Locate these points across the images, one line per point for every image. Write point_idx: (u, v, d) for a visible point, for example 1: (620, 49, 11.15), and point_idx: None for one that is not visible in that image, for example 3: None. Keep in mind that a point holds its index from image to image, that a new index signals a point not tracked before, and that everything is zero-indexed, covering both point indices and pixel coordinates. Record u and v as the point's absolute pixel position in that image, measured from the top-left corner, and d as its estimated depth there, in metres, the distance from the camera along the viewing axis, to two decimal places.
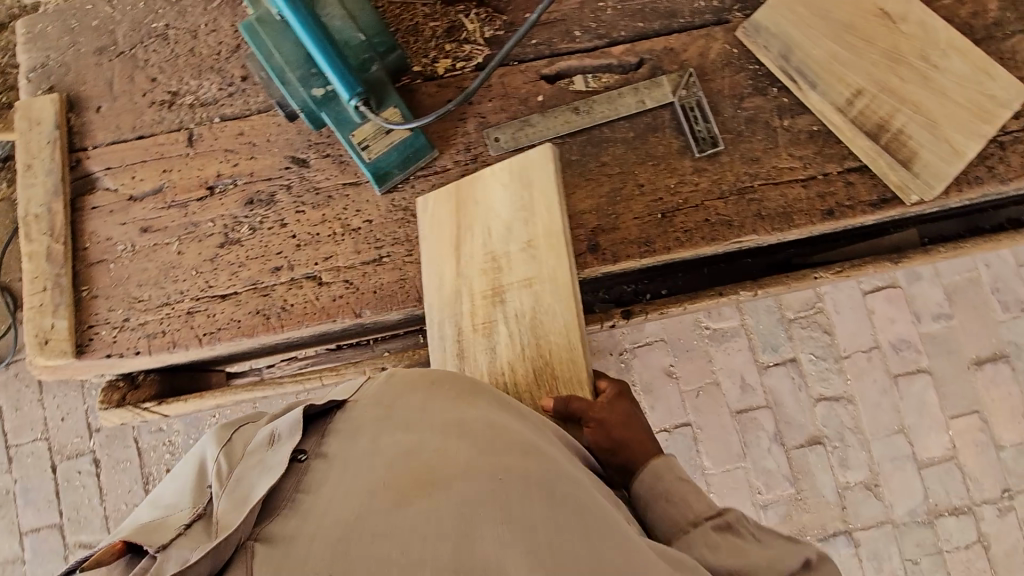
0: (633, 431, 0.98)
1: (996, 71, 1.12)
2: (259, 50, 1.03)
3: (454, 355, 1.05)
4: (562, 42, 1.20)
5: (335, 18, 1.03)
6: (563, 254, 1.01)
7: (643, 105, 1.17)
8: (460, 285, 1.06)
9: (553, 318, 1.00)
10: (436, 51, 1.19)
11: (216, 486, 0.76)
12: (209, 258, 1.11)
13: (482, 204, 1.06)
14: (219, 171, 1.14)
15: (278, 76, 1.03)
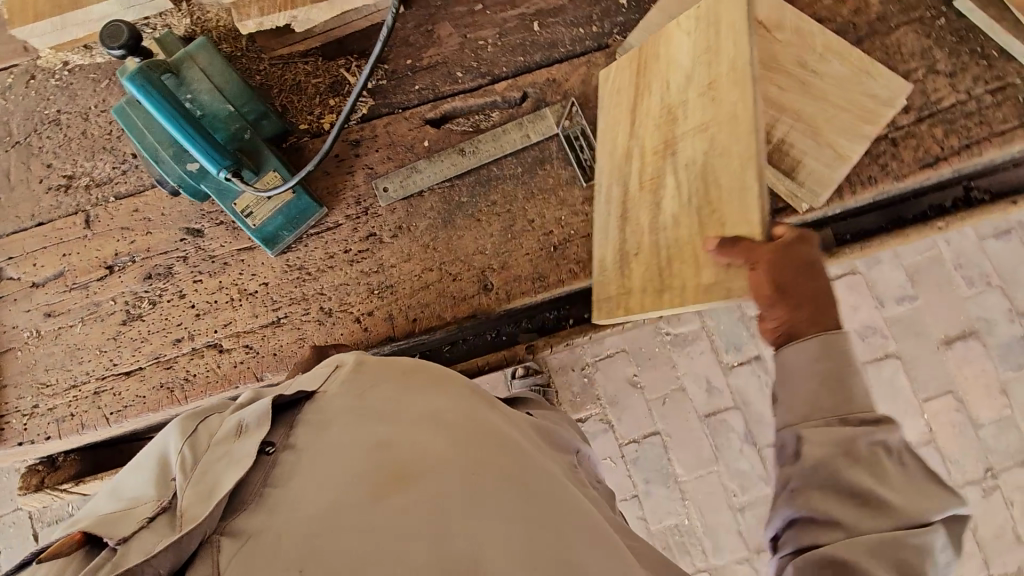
0: (808, 285, 0.85)
1: (875, 70, 1.10)
2: (131, 131, 1.04)
3: (618, 216, 1.07)
4: (445, 85, 1.20)
5: (201, 92, 1.04)
6: (744, 89, 0.85)
7: (529, 139, 1.17)
8: (632, 147, 1.06)
9: (725, 163, 0.88)
10: (321, 107, 1.20)
11: (179, 477, 0.69)
12: (112, 335, 1.13)
13: (664, 56, 1.01)
14: (116, 249, 1.16)
15: (152, 156, 1.05)
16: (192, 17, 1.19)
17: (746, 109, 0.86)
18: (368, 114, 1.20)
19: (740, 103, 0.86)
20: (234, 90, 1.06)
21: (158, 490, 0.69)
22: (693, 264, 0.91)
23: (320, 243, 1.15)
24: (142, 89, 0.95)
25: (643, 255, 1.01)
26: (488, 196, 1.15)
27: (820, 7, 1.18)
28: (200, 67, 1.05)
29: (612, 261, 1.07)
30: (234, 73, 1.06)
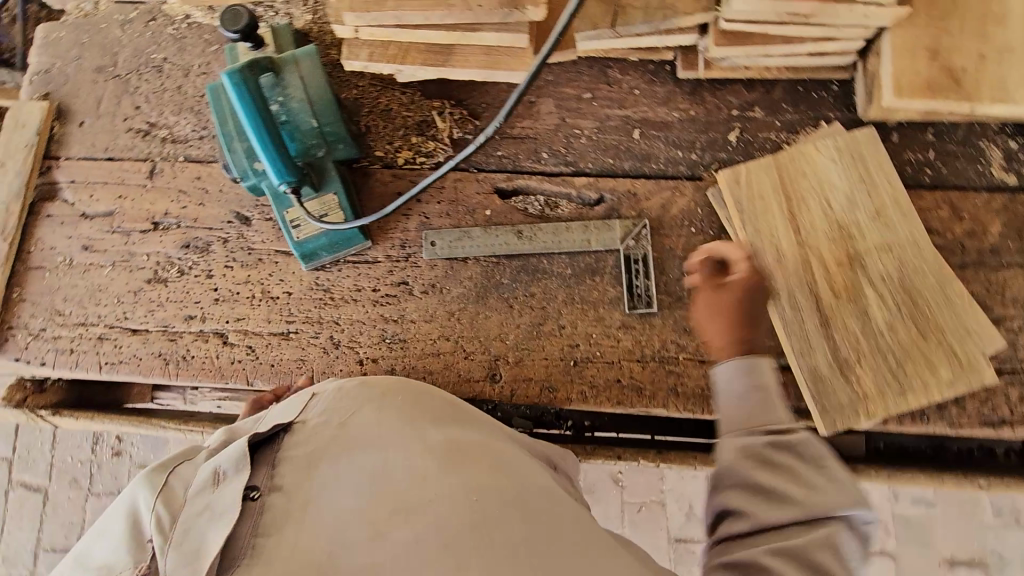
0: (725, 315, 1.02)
1: (979, 318, 0.97)
2: (216, 114, 1.06)
3: (818, 325, 0.98)
4: (527, 161, 1.18)
5: (293, 100, 1.05)
6: (915, 219, 1.01)
7: (587, 245, 1.13)
8: (806, 259, 1.01)
9: (925, 278, 0.99)
10: (401, 141, 1.19)
11: (158, 539, 0.68)
12: (134, 289, 1.15)
13: (812, 177, 1.04)
14: (167, 209, 1.18)
15: (226, 143, 1.05)
16: (314, 15, 1.21)
17: (921, 236, 1.00)
18: (442, 163, 1.19)
19: (920, 231, 1.00)
20: (321, 104, 1.05)
21: (139, 555, 0.70)
22: (930, 369, 0.95)
23: (353, 273, 1.14)
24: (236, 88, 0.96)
25: (866, 363, 0.96)
26: (527, 286, 1.12)
27: (932, 216, 1.09)
28: (299, 74, 1.06)
29: (826, 373, 0.96)
30: (328, 89, 1.06)
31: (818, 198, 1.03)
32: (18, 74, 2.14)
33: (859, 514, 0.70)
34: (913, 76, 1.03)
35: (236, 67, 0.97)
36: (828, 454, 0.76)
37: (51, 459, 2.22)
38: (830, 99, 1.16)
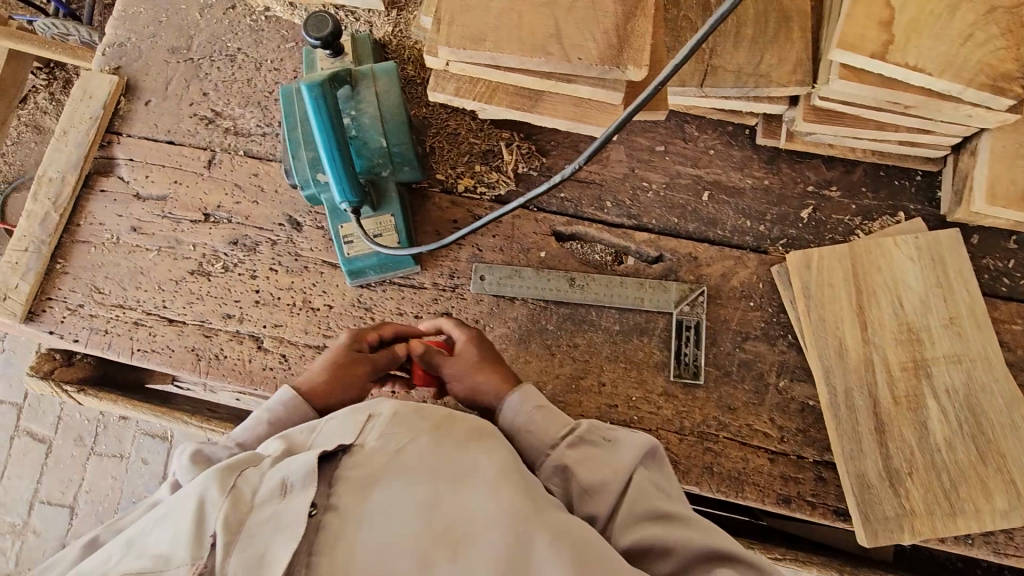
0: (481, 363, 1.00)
1: None
2: (286, 118, 1.04)
3: (873, 429, 0.94)
4: (589, 207, 1.15)
5: (366, 116, 1.02)
6: (990, 334, 0.97)
7: (639, 303, 1.09)
8: (870, 357, 0.97)
9: (993, 399, 0.94)
10: (464, 167, 1.17)
11: (221, 538, 0.62)
12: (177, 278, 1.14)
13: (888, 274, 1.00)
14: (221, 202, 1.17)
15: (292, 150, 1.03)
16: (395, 27, 1.19)
17: (995, 352, 0.96)
18: (503, 197, 1.16)
19: (993, 347, 0.96)
20: (395, 124, 1.03)
21: (191, 549, 0.61)
22: (986, 496, 0.90)
23: (397, 296, 1.12)
24: (314, 99, 0.93)
25: (918, 476, 0.92)
26: (572, 336, 1.09)
27: (1003, 328, 1.05)
28: (376, 91, 1.03)
29: (875, 481, 0.93)
30: (404, 110, 1.03)
31: (890, 296, 0.99)
32: (83, 28, 2.14)
33: (650, 455, 0.83)
34: (1009, 184, 0.98)
35: (317, 79, 0.93)
36: (613, 430, 0.86)
37: (60, 412, 2.23)
38: (911, 190, 1.12)
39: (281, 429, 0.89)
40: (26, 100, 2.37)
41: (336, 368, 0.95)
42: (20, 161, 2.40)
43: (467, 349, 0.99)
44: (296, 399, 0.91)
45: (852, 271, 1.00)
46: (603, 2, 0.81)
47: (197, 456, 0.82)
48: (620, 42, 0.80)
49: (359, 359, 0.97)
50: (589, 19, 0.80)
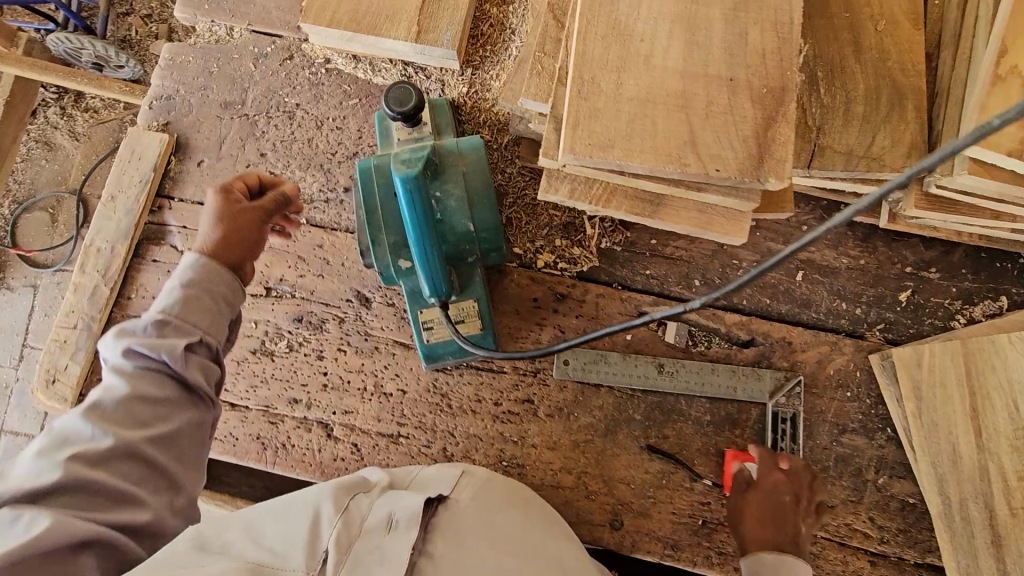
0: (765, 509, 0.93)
1: None
2: (364, 201, 0.96)
3: (987, 543, 0.91)
4: (676, 286, 1.09)
5: (453, 198, 0.94)
6: None
7: (733, 392, 1.03)
8: (985, 465, 0.92)
9: None
10: (543, 241, 1.10)
11: (333, 558, 0.61)
12: (238, 358, 1.07)
13: (1001, 372, 0.93)
14: (283, 275, 1.09)
15: (371, 235, 0.96)
16: (469, 88, 1.11)
17: None
18: (585, 273, 1.09)
19: None
20: (482, 206, 0.96)
21: (306, 560, 0.61)
22: None
23: (474, 381, 1.05)
24: (408, 190, 0.85)
25: None
26: (661, 427, 1.03)
27: None
28: (462, 170, 0.96)
29: None
30: (490, 191, 0.96)
31: (1007, 398, 0.92)
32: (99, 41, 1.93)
33: None
34: None
35: (413, 170, 0.86)
36: None
37: None
38: (1014, 273, 1.07)
39: (198, 290, 0.81)
40: (35, 115, 2.11)
41: (232, 222, 0.87)
42: (31, 179, 2.14)
43: (761, 493, 0.94)
44: (203, 257, 0.83)
45: (962, 371, 0.95)
46: (740, 105, 0.74)
47: (124, 330, 0.76)
48: (761, 152, 0.73)
49: (245, 206, 0.89)
50: (726, 124, 0.74)
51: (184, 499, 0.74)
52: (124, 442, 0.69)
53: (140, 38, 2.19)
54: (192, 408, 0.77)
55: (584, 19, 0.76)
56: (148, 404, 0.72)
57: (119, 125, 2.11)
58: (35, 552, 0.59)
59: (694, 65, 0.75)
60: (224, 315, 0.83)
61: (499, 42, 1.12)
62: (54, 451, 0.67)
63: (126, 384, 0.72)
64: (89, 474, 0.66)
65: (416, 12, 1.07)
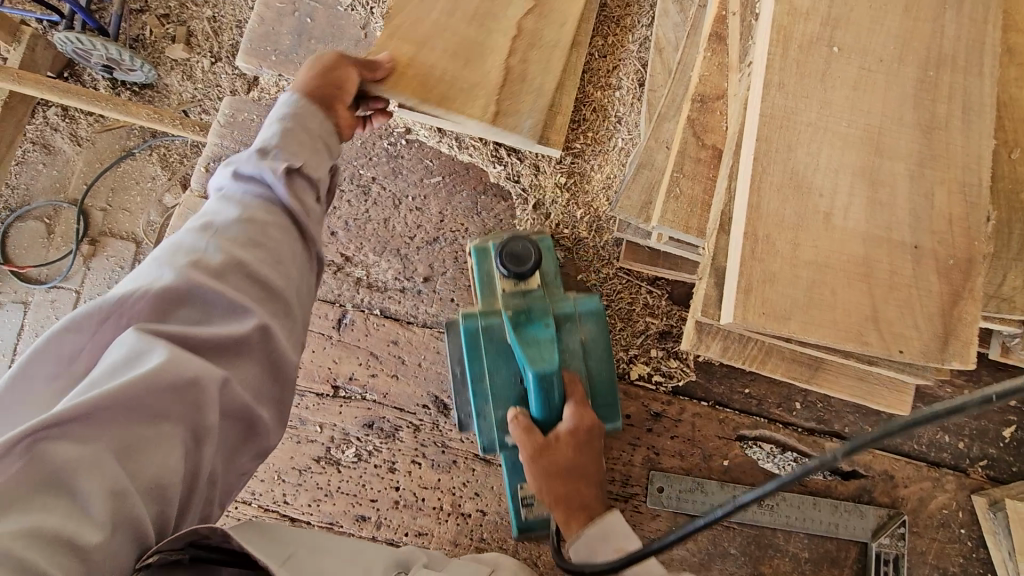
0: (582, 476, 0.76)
1: None
2: (470, 363, 0.81)
3: None
4: (776, 407, 1.04)
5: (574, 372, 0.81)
6: None
7: (834, 531, 1.00)
8: None
9: None
10: (639, 350, 1.02)
11: None
12: (300, 467, 0.97)
13: None
14: (353, 373, 0.99)
15: (475, 404, 0.82)
16: (568, 178, 1.03)
17: None
18: (680, 387, 1.04)
19: None
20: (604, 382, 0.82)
21: None
22: None
23: None
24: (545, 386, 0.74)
25: None
26: (757, 564, 1.01)
27: None
28: (582, 339, 0.81)
29: None
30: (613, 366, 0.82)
31: None
32: (108, 43, 1.40)
33: None
34: None
35: (553, 366, 0.74)
36: None
37: None
38: None
39: (293, 118, 0.70)
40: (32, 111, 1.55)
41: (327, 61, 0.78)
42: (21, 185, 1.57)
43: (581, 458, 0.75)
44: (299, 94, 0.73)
45: None
46: (926, 278, 0.67)
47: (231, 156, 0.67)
48: (947, 332, 0.67)
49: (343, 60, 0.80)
50: (911, 300, 0.67)
51: (296, 332, 0.64)
52: (245, 254, 0.60)
53: (154, 40, 1.57)
54: (303, 246, 0.67)
55: (759, 164, 0.67)
56: (265, 227, 0.63)
57: (126, 133, 1.56)
58: (157, 374, 0.49)
59: (878, 228, 0.67)
60: (323, 154, 0.72)
61: (602, 129, 1.03)
62: (172, 259, 0.58)
63: (239, 204, 0.64)
64: (214, 282, 0.57)
65: (496, 87, 0.91)
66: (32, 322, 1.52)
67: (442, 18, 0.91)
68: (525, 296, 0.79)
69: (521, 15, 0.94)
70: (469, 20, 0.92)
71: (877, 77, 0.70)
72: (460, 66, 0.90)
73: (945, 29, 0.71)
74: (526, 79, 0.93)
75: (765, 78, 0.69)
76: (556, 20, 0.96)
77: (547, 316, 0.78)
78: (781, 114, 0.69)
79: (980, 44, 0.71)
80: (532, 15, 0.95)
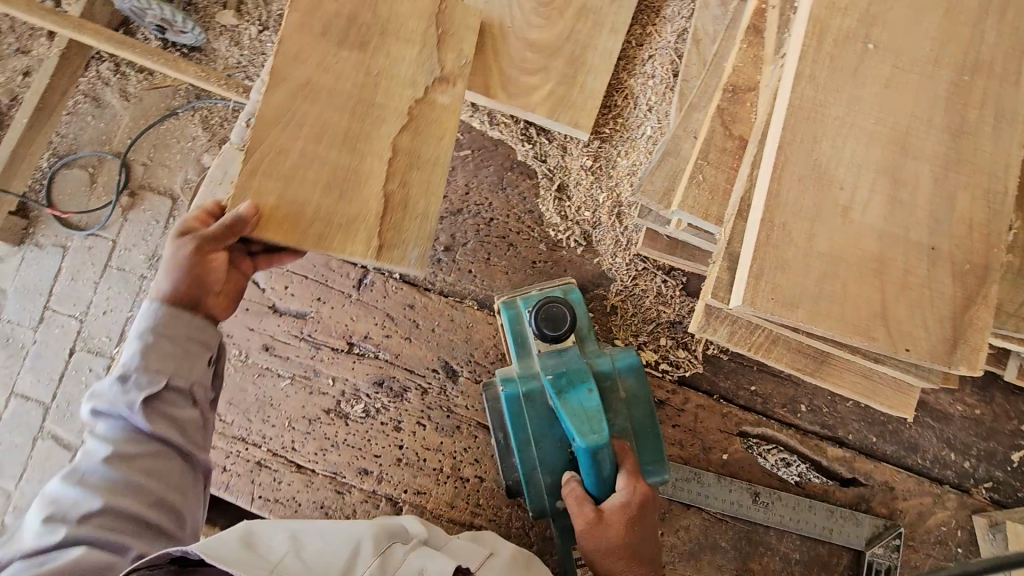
0: (634, 546, 0.79)
1: None
2: (516, 432, 0.85)
3: None
4: (780, 407, 1.05)
5: (616, 429, 0.85)
6: None
7: (828, 535, 1.00)
8: None
9: None
10: (649, 338, 1.04)
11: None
12: (310, 417, 1.00)
13: None
14: (368, 332, 1.02)
15: (525, 472, 0.86)
16: (594, 161, 1.04)
17: None
18: (687, 379, 1.05)
19: None
20: (645, 439, 0.86)
21: None
22: None
23: None
24: (596, 457, 0.77)
25: None
26: (747, 559, 1.01)
27: None
28: (622, 397, 0.86)
29: None
30: (654, 418, 0.87)
31: None
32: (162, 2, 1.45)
33: None
34: None
35: (605, 436, 0.77)
36: None
37: None
38: None
39: (161, 333, 0.72)
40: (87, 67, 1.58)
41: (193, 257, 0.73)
42: (69, 135, 1.57)
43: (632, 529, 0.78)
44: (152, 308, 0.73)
45: None
46: (940, 280, 0.67)
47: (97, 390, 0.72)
48: (956, 336, 0.67)
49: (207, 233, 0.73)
50: (923, 300, 0.67)
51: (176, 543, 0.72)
52: (115, 498, 0.67)
53: (206, 4, 1.63)
54: (179, 463, 0.73)
55: (783, 152, 0.68)
56: (143, 459, 0.70)
57: (171, 94, 1.57)
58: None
59: (896, 226, 0.68)
60: (199, 359, 0.75)
61: (631, 116, 1.04)
62: (50, 518, 0.66)
63: (112, 442, 0.69)
64: (89, 529, 0.65)
65: (378, 217, 0.77)
66: (70, 265, 1.50)
67: (309, 142, 0.76)
68: (562, 356, 0.85)
69: (396, 133, 0.80)
70: (336, 147, 0.77)
71: (910, 77, 0.70)
72: (336, 199, 0.75)
73: (985, 35, 0.71)
74: (410, 204, 0.79)
75: (797, 68, 0.70)
76: (435, 134, 0.82)
77: (589, 381, 0.82)
78: (809, 105, 0.69)
79: (1019, 54, 0.71)
80: (408, 130, 0.80)
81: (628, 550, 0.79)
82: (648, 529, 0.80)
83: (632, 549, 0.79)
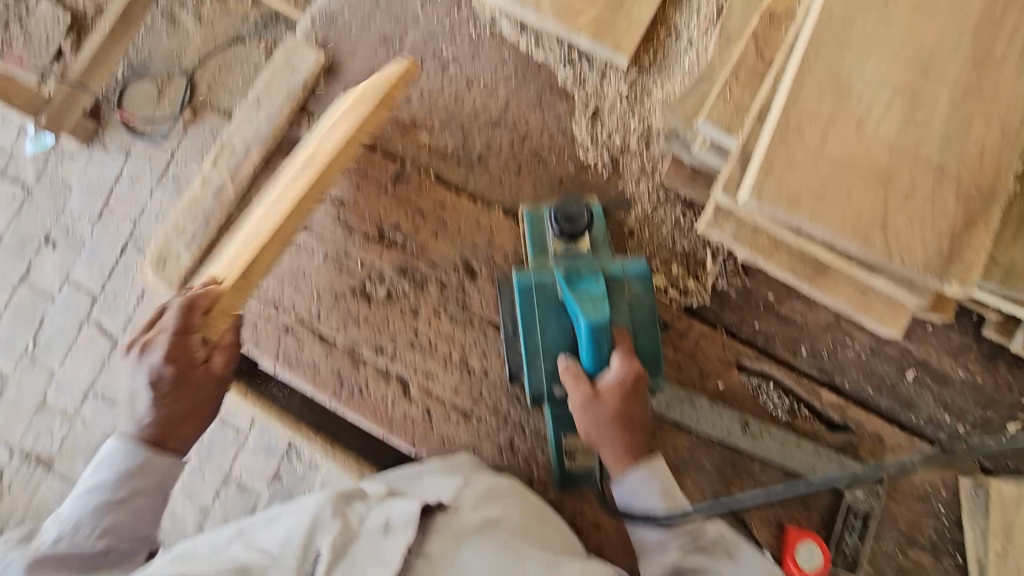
0: (627, 420, 0.87)
1: None
2: (523, 317, 0.91)
3: None
4: (783, 348, 1.08)
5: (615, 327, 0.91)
6: None
7: (811, 473, 1.04)
8: None
9: None
10: (661, 263, 1.08)
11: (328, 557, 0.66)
12: (337, 293, 1.08)
13: None
14: (398, 224, 1.09)
15: (527, 355, 0.91)
16: (630, 89, 1.09)
17: None
18: (693, 308, 1.09)
19: None
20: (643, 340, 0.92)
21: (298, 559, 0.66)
22: None
23: None
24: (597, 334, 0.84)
25: None
26: (728, 485, 1.05)
27: None
28: (628, 299, 0.91)
29: None
30: (654, 325, 0.92)
31: None
32: None
33: None
34: None
35: (606, 316, 0.85)
36: None
37: None
38: None
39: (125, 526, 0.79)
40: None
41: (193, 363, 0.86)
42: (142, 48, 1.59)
43: (623, 404, 0.86)
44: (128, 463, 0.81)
45: None
46: (943, 198, 0.70)
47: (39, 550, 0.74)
48: (952, 252, 0.70)
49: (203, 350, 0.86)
50: (924, 216, 0.70)
51: None
52: None
53: None
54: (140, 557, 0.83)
55: (806, 61, 0.72)
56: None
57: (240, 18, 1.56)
58: None
59: (906, 142, 0.71)
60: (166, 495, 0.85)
61: (671, 50, 1.08)
62: None
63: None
64: None
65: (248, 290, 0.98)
66: (130, 168, 1.56)
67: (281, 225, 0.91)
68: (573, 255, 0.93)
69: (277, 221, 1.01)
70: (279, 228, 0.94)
71: (941, 4, 0.73)
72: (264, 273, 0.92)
73: None
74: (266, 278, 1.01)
75: None
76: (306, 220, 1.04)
77: (598, 275, 0.89)
78: (837, 21, 0.73)
79: None
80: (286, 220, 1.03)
81: (620, 424, 0.87)
82: (639, 403, 0.87)
83: (624, 420, 0.87)
